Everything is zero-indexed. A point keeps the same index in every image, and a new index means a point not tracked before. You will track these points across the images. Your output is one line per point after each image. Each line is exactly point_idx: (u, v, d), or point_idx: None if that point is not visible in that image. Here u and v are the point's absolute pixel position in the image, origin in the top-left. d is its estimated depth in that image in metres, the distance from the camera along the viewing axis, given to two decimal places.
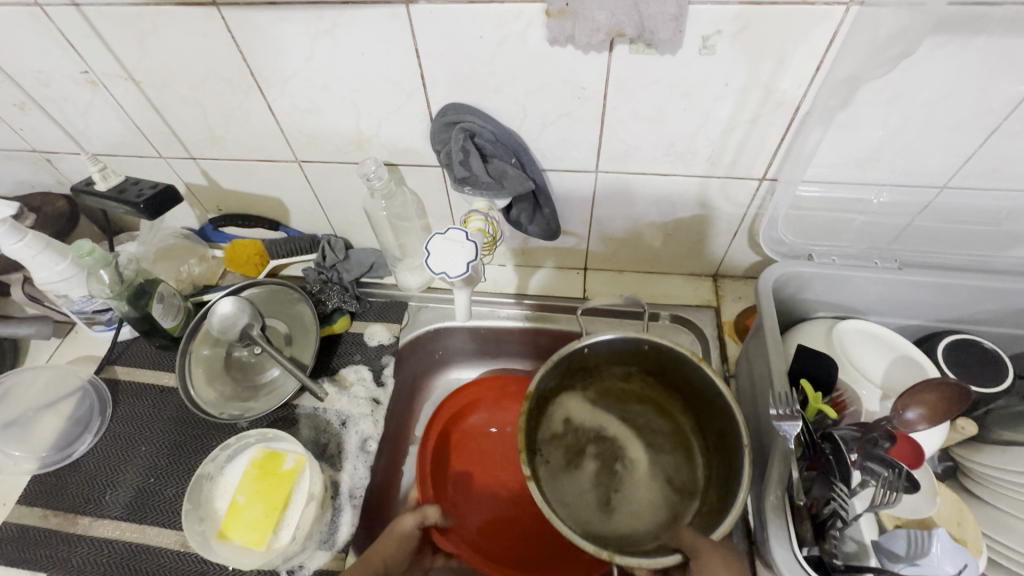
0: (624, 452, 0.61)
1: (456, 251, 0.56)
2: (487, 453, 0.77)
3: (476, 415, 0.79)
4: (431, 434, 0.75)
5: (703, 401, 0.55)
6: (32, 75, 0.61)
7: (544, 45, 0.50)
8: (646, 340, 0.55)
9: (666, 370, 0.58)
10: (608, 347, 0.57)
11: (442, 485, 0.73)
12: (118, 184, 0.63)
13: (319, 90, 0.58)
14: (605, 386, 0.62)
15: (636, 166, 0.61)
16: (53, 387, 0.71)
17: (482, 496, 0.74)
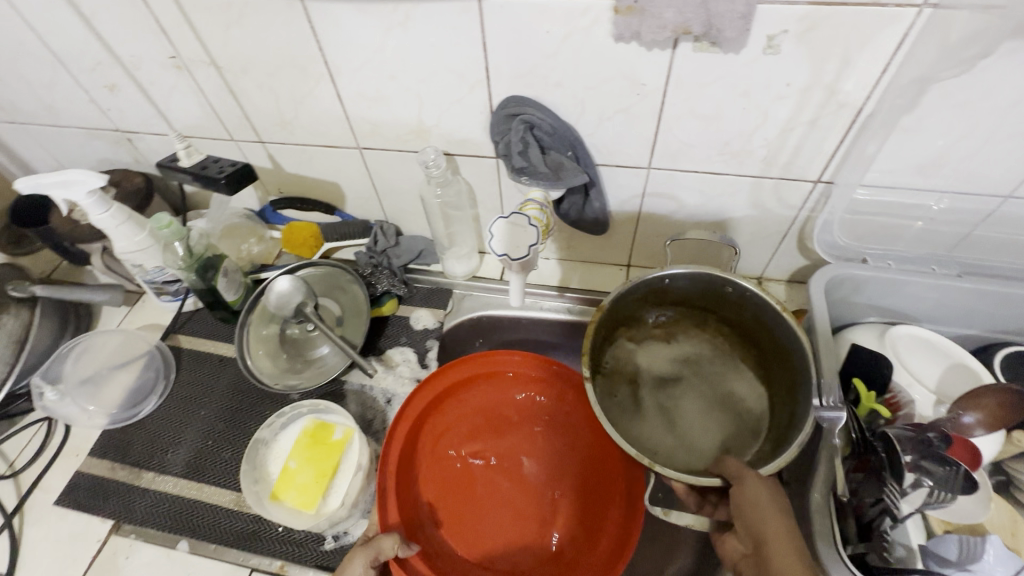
0: (700, 396, 0.63)
1: (519, 235, 0.60)
2: (467, 442, 0.67)
3: (460, 398, 0.69)
4: (403, 423, 0.65)
5: (779, 350, 0.56)
6: (124, 58, 0.65)
7: (609, 41, 0.51)
8: (731, 281, 0.56)
9: (745, 319, 0.59)
10: (689, 284, 0.59)
11: (409, 479, 0.64)
12: (200, 161, 0.70)
13: (386, 79, 0.61)
14: (678, 328, 0.65)
15: (690, 164, 0.62)
16: (123, 350, 0.76)
17: (455, 489, 0.64)
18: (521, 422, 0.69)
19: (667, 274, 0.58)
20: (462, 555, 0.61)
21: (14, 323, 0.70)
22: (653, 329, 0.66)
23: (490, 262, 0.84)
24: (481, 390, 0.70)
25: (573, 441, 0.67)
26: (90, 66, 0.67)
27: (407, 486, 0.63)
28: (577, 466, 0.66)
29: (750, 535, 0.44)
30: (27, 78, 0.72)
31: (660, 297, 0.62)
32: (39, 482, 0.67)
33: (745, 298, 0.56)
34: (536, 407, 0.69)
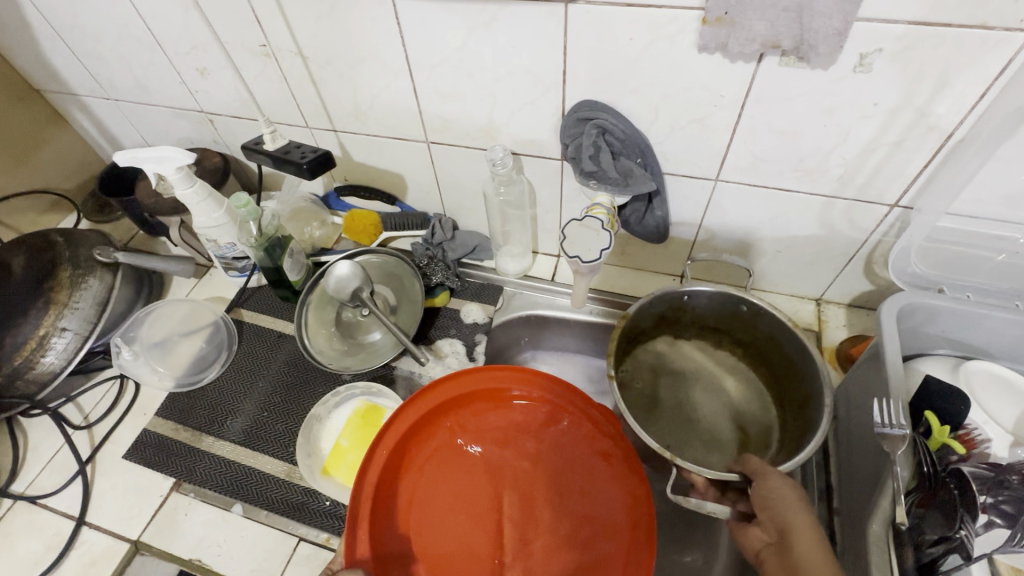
0: (713, 401, 0.70)
1: (591, 238, 0.60)
2: (455, 471, 0.62)
3: (454, 418, 0.65)
4: (388, 439, 0.61)
5: (789, 367, 0.63)
6: (218, 44, 0.69)
7: (693, 52, 0.51)
8: (745, 300, 0.63)
9: (758, 340, 0.67)
10: (709, 302, 0.66)
11: (389, 503, 0.59)
12: (283, 147, 0.70)
13: (462, 78, 0.62)
14: (698, 342, 0.73)
15: (761, 179, 0.61)
16: (190, 319, 0.80)
17: (439, 520, 0.59)
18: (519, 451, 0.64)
19: (689, 291, 0.65)
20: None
21: (98, 286, 0.74)
22: (673, 344, 0.73)
23: (543, 263, 0.85)
24: (476, 411, 0.66)
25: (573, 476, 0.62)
26: (186, 50, 0.72)
27: (384, 513, 0.58)
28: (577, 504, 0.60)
29: (775, 526, 0.46)
30: (127, 59, 0.77)
31: (679, 313, 0.69)
32: (110, 436, 0.71)
33: (758, 316, 0.63)
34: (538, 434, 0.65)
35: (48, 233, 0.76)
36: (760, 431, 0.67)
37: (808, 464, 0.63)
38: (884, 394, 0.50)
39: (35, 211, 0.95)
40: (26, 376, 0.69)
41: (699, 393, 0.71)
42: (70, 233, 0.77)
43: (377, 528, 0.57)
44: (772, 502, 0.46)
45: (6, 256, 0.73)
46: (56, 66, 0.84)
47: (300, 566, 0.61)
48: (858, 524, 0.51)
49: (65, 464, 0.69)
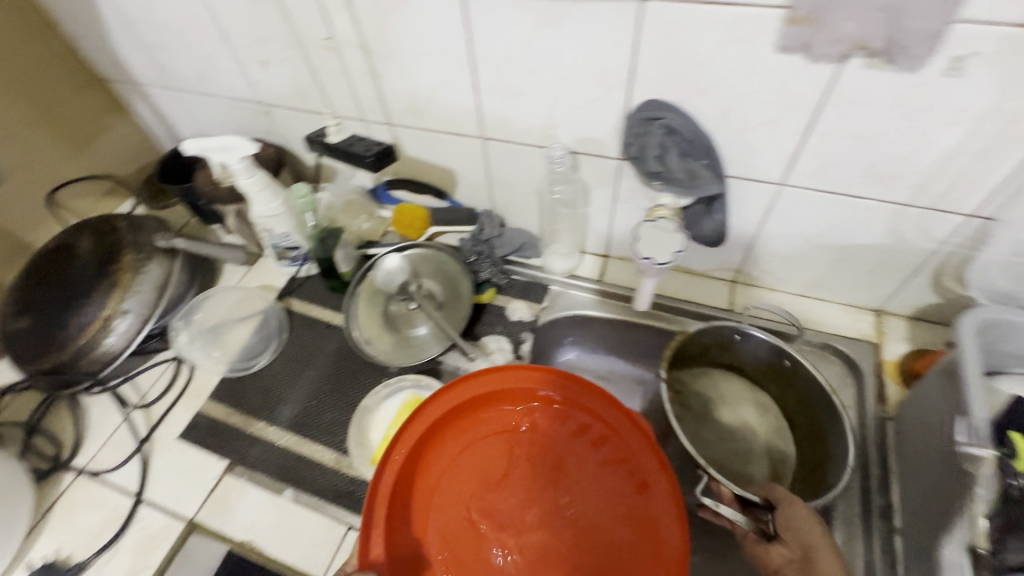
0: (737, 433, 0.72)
1: (666, 241, 0.59)
2: (478, 478, 0.55)
3: (474, 417, 0.59)
4: (406, 439, 0.55)
5: (813, 425, 0.68)
6: (282, 36, 0.70)
7: (771, 52, 0.50)
8: (789, 355, 0.67)
9: (787, 384, 0.71)
10: (753, 349, 0.71)
11: (402, 510, 0.53)
12: (345, 138, 0.80)
13: (526, 74, 0.62)
14: (725, 378, 0.76)
15: (829, 184, 0.59)
16: (242, 305, 0.82)
17: (458, 533, 0.52)
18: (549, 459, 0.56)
19: (739, 330, 0.69)
20: None
21: (158, 270, 0.75)
22: (700, 374, 0.76)
23: (590, 262, 0.84)
24: (502, 413, 0.59)
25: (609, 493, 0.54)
26: (250, 42, 0.73)
27: (400, 519, 0.52)
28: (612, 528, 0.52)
29: (797, 544, 0.49)
30: (190, 49, 0.79)
31: (718, 349, 0.73)
32: (165, 417, 0.73)
33: (799, 371, 0.67)
34: (570, 442, 0.57)
35: (111, 219, 0.79)
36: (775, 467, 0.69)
37: (868, 483, 0.61)
38: (963, 410, 0.48)
39: (94, 195, 0.96)
40: (89, 356, 0.70)
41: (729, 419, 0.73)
42: (132, 219, 0.79)
43: (391, 534, 0.51)
44: (792, 524, 0.50)
45: (72, 240, 0.76)
46: (122, 55, 0.86)
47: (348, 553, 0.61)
48: (931, 546, 0.49)
49: (123, 443, 0.71)
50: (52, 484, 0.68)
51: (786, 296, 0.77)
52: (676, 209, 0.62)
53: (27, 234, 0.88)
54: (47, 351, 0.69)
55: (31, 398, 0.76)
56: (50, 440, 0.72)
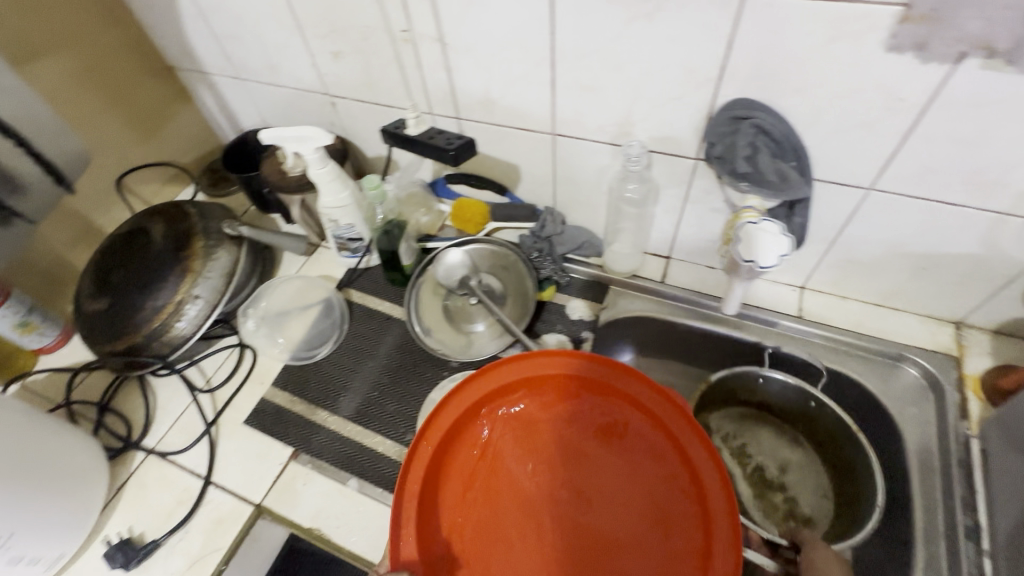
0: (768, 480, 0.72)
1: (771, 243, 0.56)
2: (509, 472, 0.54)
3: (498, 406, 0.57)
4: (432, 436, 0.54)
5: (845, 467, 0.68)
6: (358, 28, 0.70)
7: (878, 51, 0.48)
8: (815, 397, 0.69)
9: (816, 428, 0.72)
10: (778, 392, 0.73)
11: (433, 506, 0.51)
12: (425, 132, 0.72)
13: (609, 70, 0.61)
14: (756, 424, 0.77)
15: (923, 189, 0.57)
16: (303, 294, 0.82)
17: (492, 527, 0.51)
18: (582, 448, 0.55)
19: (764, 373, 0.72)
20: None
21: (226, 257, 0.77)
22: (731, 420, 0.77)
23: (651, 263, 0.83)
24: (530, 403, 0.58)
25: (647, 476, 0.53)
26: (325, 33, 0.74)
27: (432, 515, 0.51)
28: (653, 512, 0.50)
29: None
30: (262, 40, 0.80)
31: (746, 393, 0.75)
32: (231, 402, 0.75)
33: (825, 413, 0.69)
34: (604, 427, 0.56)
35: (182, 205, 0.81)
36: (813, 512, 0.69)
37: (951, 499, 0.58)
38: None
39: (158, 181, 0.98)
40: (162, 339, 0.72)
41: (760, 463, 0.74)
42: (200, 206, 0.81)
43: (423, 532, 0.50)
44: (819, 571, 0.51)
45: (145, 224, 0.78)
46: (193, 45, 0.88)
47: None
48: None
49: (191, 425, 0.73)
50: (124, 462, 0.70)
51: (858, 304, 0.74)
52: (764, 210, 0.61)
53: (97, 217, 0.88)
54: (122, 334, 0.71)
55: (103, 377, 0.78)
56: (121, 419, 0.74)
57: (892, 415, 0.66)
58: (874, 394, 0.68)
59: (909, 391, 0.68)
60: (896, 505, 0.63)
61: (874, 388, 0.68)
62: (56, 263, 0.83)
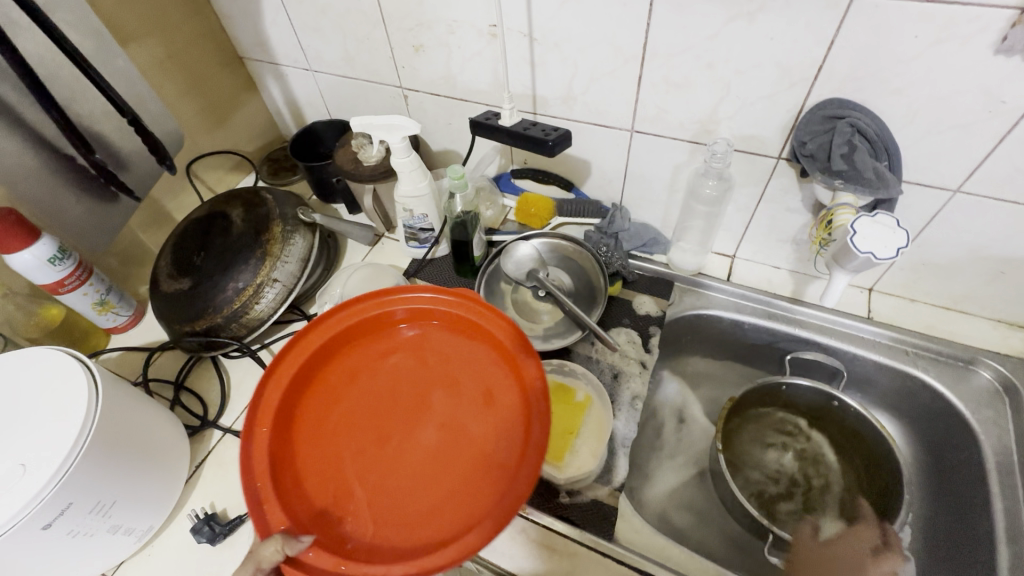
0: (809, 482, 0.75)
1: (888, 236, 0.56)
2: (349, 414, 0.55)
3: (327, 365, 0.58)
4: (265, 419, 0.53)
5: (877, 463, 0.71)
6: (445, 23, 0.72)
7: (986, 54, 0.49)
8: (837, 397, 0.73)
9: (845, 426, 0.75)
10: (802, 395, 0.76)
11: (291, 475, 0.51)
12: (518, 123, 0.73)
13: (701, 67, 0.62)
14: (792, 427, 0.79)
15: (1015, 193, 0.58)
16: (371, 281, 0.81)
17: (346, 461, 0.52)
18: (416, 372, 0.58)
19: (785, 381, 0.76)
20: (377, 504, 0.49)
21: (302, 242, 0.78)
22: (768, 424, 0.79)
23: (716, 261, 0.84)
24: (351, 353, 0.59)
25: (473, 369, 0.58)
26: (409, 26, 0.75)
27: (290, 483, 0.50)
28: (489, 390, 0.56)
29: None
30: (343, 32, 0.81)
31: (774, 401, 0.79)
32: None
33: (847, 412, 0.73)
34: (422, 345, 0.60)
35: (258, 192, 0.82)
36: (844, 503, 0.72)
37: None
38: None
39: (223, 168, 1.00)
40: (241, 320, 0.73)
41: (785, 458, 0.77)
42: (275, 193, 0.83)
43: (287, 501, 0.49)
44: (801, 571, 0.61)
45: (224, 209, 0.79)
46: (268, 36, 0.90)
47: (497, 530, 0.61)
48: None
49: None
50: (202, 440, 0.72)
51: (927, 307, 0.75)
52: (857, 207, 0.62)
53: (167, 201, 0.90)
54: (201, 315, 0.72)
55: (177, 357, 0.80)
56: (197, 398, 0.75)
57: (966, 415, 0.67)
58: (947, 395, 0.69)
59: (982, 393, 0.68)
60: (974, 505, 0.63)
61: (947, 389, 0.69)
62: (132, 244, 0.85)
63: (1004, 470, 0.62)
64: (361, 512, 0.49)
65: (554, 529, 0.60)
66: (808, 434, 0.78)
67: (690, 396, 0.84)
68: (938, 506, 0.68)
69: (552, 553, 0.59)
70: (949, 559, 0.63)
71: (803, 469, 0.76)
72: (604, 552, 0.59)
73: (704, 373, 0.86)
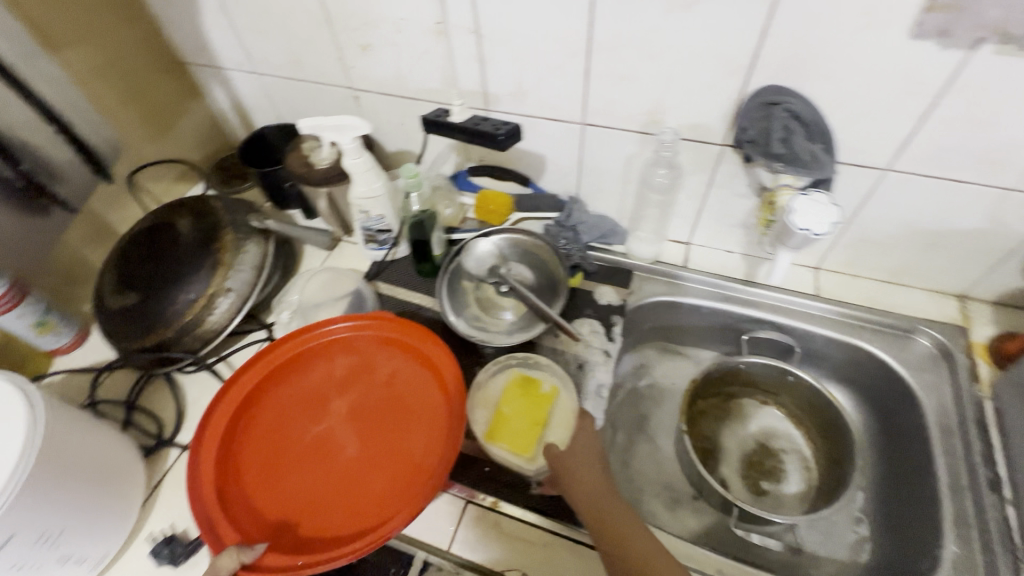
0: (772, 458, 0.77)
1: (824, 212, 0.59)
2: (288, 438, 0.64)
3: (262, 399, 0.66)
4: (211, 456, 0.61)
5: (832, 434, 0.75)
6: (392, 21, 0.72)
7: (904, 40, 0.53)
8: (791, 372, 0.77)
9: (801, 399, 0.78)
10: (760, 371, 0.79)
11: (240, 497, 0.59)
12: (469, 120, 0.76)
13: (646, 60, 0.64)
14: (754, 405, 0.82)
15: (939, 169, 0.62)
16: (331, 286, 0.80)
17: (291, 479, 0.61)
18: (345, 394, 0.68)
19: (743, 360, 0.78)
20: (321, 510, 0.59)
21: (256, 250, 0.76)
22: (733, 402, 0.82)
23: (672, 249, 0.86)
24: (283, 384, 0.68)
25: (395, 385, 0.68)
26: (355, 26, 0.74)
27: (240, 505, 0.59)
28: (410, 400, 0.67)
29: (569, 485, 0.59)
30: (287, 34, 0.80)
31: (737, 379, 0.81)
32: None
33: (802, 385, 0.76)
34: (348, 369, 0.69)
35: (206, 199, 0.79)
36: (803, 476, 0.75)
37: (972, 455, 0.63)
38: None
39: (169, 178, 0.96)
40: (194, 333, 0.71)
41: (744, 434, 0.79)
42: (225, 200, 0.80)
43: (240, 520, 0.57)
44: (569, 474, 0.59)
45: (171, 219, 0.76)
46: (210, 40, 0.87)
47: (469, 526, 0.62)
48: None
49: None
50: (159, 460, 0.69)
51: (869, 282, 0.79)
52: (798, 188, 0.65)
53: (110, 215, 0.86)
54: (151, 328, 0.69)
55: (128, 376, 0.77)
56: (152, 417, 0.72)
57: (909, 381, 0.71)
58: (892, 363, 0.73)
59: (923, 360, 0.72)
60: (919, 465, 0.67)
61: (891, 357, 0.73)
62: (73, 261, 0.80)
63: (945, 430, 0.66)
64: (308, 518, 0.58)
65: (526, 520, 0.62)
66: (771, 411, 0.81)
67: (654, 381, 0.86)
68: (888, 469, 0.72)
69: (524, 544, 0.60)
70: (898, 519, 0.67)
71: (765, 446, 0.78)
72: (574, 538, 0.60)
73: (667, 358, 0.88)
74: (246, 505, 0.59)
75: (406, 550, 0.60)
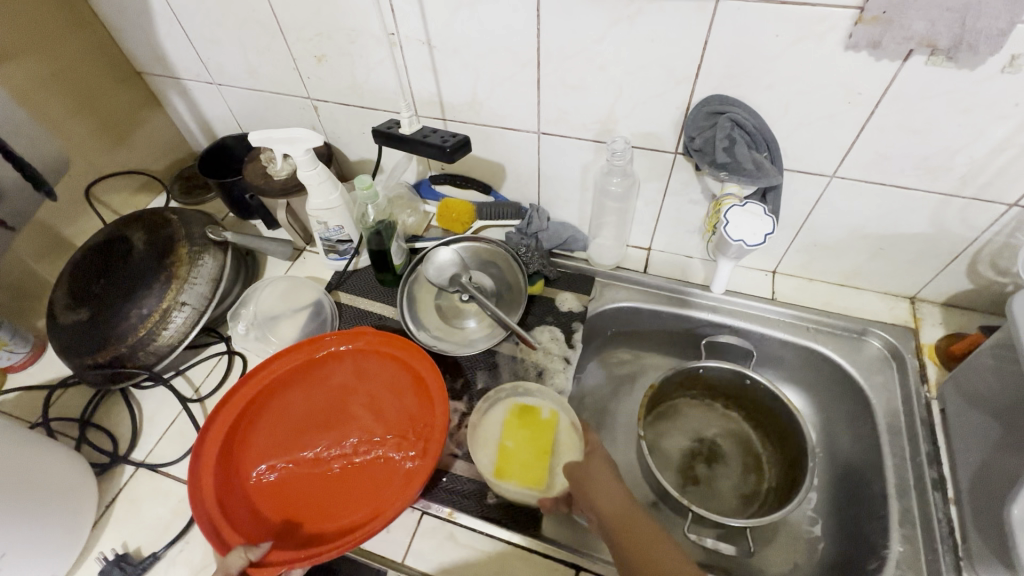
0: (722, 458, 0.79)
1: (756, 224, 0.61)
2: (282, 447, 0.65)
3: (258, 409, 0.66)
4: (211, 467, 0.60)
5: (785, 434, 0.76)
6: (344, 31, 0.71)
7: (838, 51, 0.54)
8: (749, 375, 0.77)
9: (752, 400, 0.80)
10: (718, 374, 0.80)
11: (243, 503, 0.60)
12: (419, 130, 0.74)
13: (594, 70, 0.64)
14: (704, 407, 0.83)
15: (880, 175, 0.63)
16: (290, 296, 0.80)
17: (292, 484, 0.63)
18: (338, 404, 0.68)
19: (702, 364, 0.79)
20: (324, 512, 0.61)
21: (212, 262, 0.75)
22: (686, 405, 0.83)
23: (633, 255, 0.87)
24: (277, 394, 0.67)
25: (386, 392, 0.69)
26: (308, 37, 0.74)
27: (242, 512, 0.59)
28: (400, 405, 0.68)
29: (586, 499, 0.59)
30: (242, 44, 0.79)
31: (693, 381, 0.82)
32: None
33: (758, 388, 0.77)
34: (338, 379, 0.69)
35: (161, 212, 0.79)
36: (750, 474, 0.77)
37: (918, 456, 0.64)
38: None
39: (128, 190, 0.95)
40: (148, 348, 0.70)
41: (697, 436, 0.81)
42: (182, 212, 0.80)
43: (245, 525, 0.58)
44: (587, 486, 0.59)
45: (126, 232, 0.76)
46: (165, 49, 0.86)
47: (424, 537, 0.62)
48: (1001, 509, 0.52)
49: (181, 437, 0.71)
50: (112, 478, 0.68)
51: (824, 284, 0.81)
52: (742, 196, 0.66)
53: (63, 228, 0.85)
54: (104, 344, 0.69)
55: (83, 392, 0.76)
56: (106, 434, 0.71)
57: (861, 383, 0.72)
58: (845, 365, 0.74)
59: (874, 362, 0.73)
60: (870, 466, 0.68)
61: (844, 360, 0.74)
62: (23, 275, 0.79)
63: (893, 432, 0.67)
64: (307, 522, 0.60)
65: (481, 530, 0.62)
66: (722, 412, 0.83)
67: (617, 386, 0.87)
68: (841, 470, 0.73)
69: (479, 554, 0.60)
70: (850, 519, 0.68)
71: (715, 447, 0.80)
72: (529, 547, 0.60)
73: (630, 363, 0.89)
74: (249, 510, 0.60)
75: (359, 562, 0.60)
